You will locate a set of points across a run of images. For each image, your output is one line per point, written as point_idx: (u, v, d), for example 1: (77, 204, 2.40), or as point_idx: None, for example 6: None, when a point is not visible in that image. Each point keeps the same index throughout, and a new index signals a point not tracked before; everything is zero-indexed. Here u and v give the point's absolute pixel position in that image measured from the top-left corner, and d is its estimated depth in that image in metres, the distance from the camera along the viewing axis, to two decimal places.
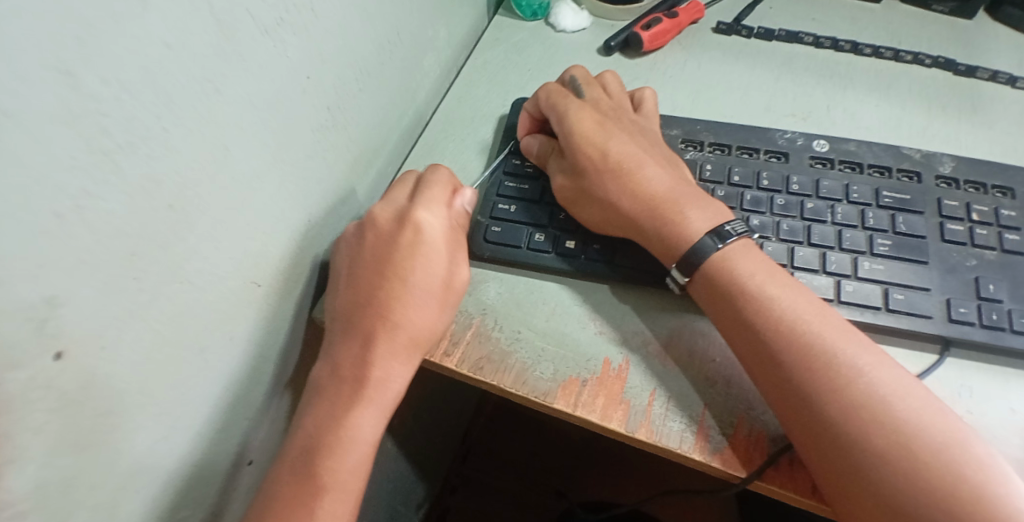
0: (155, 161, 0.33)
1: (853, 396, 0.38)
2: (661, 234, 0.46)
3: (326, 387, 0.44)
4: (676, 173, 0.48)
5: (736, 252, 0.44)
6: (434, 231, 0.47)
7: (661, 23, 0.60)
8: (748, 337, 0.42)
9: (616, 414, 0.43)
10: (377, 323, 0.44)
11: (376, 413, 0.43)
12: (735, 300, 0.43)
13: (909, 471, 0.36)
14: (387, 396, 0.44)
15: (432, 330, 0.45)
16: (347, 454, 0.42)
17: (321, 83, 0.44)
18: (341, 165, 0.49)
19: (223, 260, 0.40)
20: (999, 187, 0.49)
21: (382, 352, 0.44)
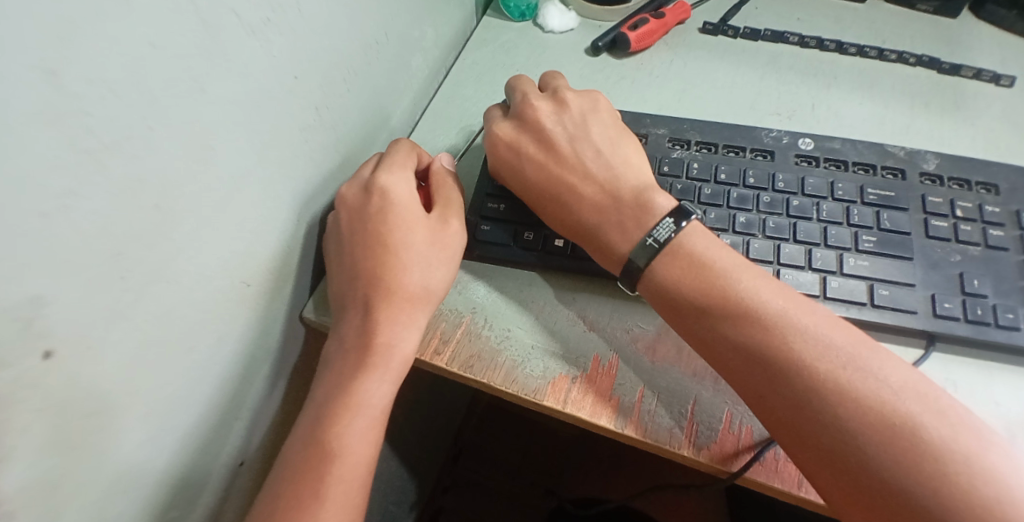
0: (141, 161, 0.33)
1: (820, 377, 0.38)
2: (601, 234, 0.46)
3: (334, 360, 0.44)
4: (607, 165, 0.48)
5: (695, 238, 0.44)
6: (401, 193, 0.47)
7: (647, 23, 0.60)
8: (710, 327, 0.41)
9: (605, 411, 0.43)
10: (380, 289, 0.45)
11: (385, 378, 0.43)
12: (694, 289, 0.42)
13: (885, 446, 0.36)
14: (395, 360, 0.43)
15: (429, 288, 0.45)
16: (355, 416, 0.42)
17: (308, 82, 0.44)
18: (329, 165, 0.49)
19: (211, 259, 0.40)
20: (983, 183, 0.49)
21: (381, 316, 0.44)
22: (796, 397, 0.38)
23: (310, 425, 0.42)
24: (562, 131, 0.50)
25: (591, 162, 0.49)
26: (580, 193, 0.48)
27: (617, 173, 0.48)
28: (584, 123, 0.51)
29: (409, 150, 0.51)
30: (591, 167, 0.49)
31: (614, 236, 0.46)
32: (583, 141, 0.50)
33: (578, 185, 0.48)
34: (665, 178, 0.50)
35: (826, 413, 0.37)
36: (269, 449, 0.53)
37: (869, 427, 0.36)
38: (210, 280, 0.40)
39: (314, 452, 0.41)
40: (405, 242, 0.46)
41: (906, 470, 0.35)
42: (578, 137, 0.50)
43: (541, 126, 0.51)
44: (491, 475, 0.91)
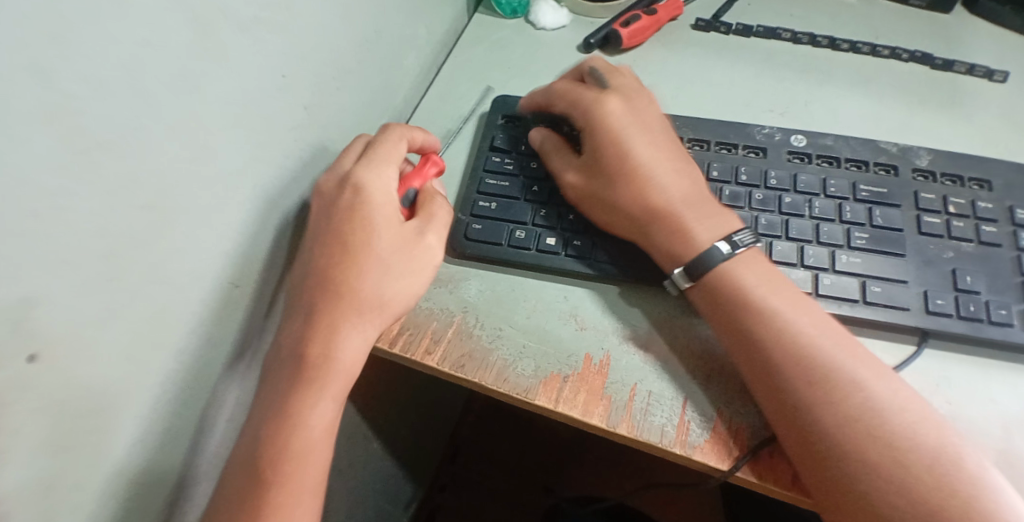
0: (130, 162, 0.33)
1: (844, 410, 0.39)
2: (669, 234, 0.46)
3: (279, 367, 0.43)
4: (687, 175, 0.48)
5: (739, 263, 0.44)
6: (373, 192, 0.45)
7: (639, 20, 0.60)
8: (746, 350, 0.42)
9: (598, 409, 0.43)
10: (331, 297, 0.43)
11: (327, 395, 0.42)
12: (730, 312, 0.43)
13: (894, 484, 0.37)
14: (338, 376, 0.42)
15: (382, 301, 0.44)
16: (297, 437, 0.41)
17: (298, 81, 0.44)
18: (319, 165, 0.49)
19: (200, 260, 0.39)
20: (977, 179, 0.49)
21: (329, 327, 0.42)
22: (813, 427, 0.39)
23: (252, 439, 0.41)
24: (626, 129, 0.49)
25: (651, 163, 0.48)
26: (643, 192, 0.47)
27: (693, 183, 0.48)
28: (649, 127, 0.50)
29: (398, 142, 0.48)
30: (665, 168, 0.48)
31: (670, 239, 0.46)
32: (647, 141, 0.49)
33: (640, 184, 0.47)
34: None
35: (840, 446, 0.38)
36: None
37: (880, 465, 0.37)
38: (200, 282, 0.40)
39: (260, 469, 0.40)
40: (366, 249, 0.44)
41: (913, 510, 0.36)
42: (658, 138, 0.49)
43: (607, 123, 0.50)
44: (487, 474, 0.90)
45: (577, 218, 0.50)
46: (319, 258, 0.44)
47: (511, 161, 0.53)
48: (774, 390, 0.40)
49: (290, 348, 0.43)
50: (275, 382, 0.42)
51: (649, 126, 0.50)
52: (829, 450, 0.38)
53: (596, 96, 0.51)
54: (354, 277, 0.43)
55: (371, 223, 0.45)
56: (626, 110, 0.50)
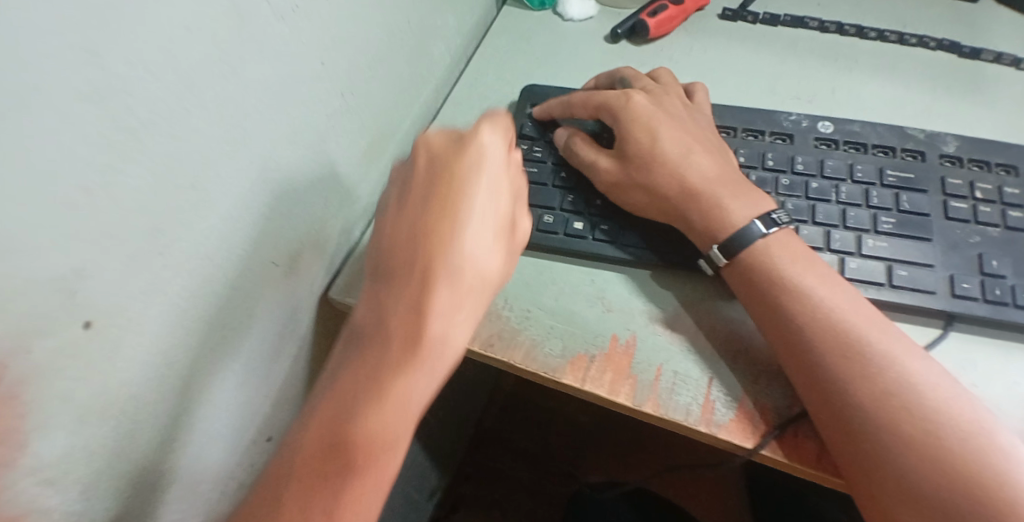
0: (177, 141, 0.35)
1: (878, 388, 0.39)
2: (703, 217, 0.46)
3: (371, 338, 0.38)
4: (720, 161, 0.48)
5: (773, 242, 0.45)
6: (496, 150, 0.42)
7: (666, 9, 0.60)
8: (778, 330, 0.43)
9: (624, 388, 0.44)
10: (441, 273, 0.39)
11: (431, 376, 0.38)
12: (766, 293, 0.44)
13: (929, 461, 0.37)
14: (444, 357, 0.38)
15: (494, 275, 0.41)
16: (396, 405, 0.37)
17: (334, 68, 0.45)
18: (353, 149, 0.50)
19: (242, 238, 0.41)
20: (1004, 164, 0.49)
21: (443, 299, 0.39)
22: (846, 404, 0.39)
23: (327, 419, 0.36)
24: (658, 123, 0.50)
25: (684, 152, 0.48)
26: (677, 177, 0.47)
27: (724, 170, 0.48)
28: (678, 117, 0.50)
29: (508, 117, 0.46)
30: (697, 155, 0.48)
31: (703, 219, 0.46)
32: (678, 133, 0.49)
33: (674, 168, 0.48)
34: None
35: (874, 423, 0.39)
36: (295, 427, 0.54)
37: (913, 441, 0.38)
38: (241, 259, 0.41)
39: (348, 443, 0.36)
40: (488, 211, 0.41)
41: (949, 485, 0.37)
42: (689, 129, 0.50)
43: (636, 114, 0.50)
44: (511, 465, 0.91)
45: (603, 203, 0.51)
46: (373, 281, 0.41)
47: (539, 148, 0.54)
48: (806, 369, 0.41)
49: (320, 419, 0.36)
50: (343, 389, 0.37)
51: (680, 117, 0.51)
52: (862, 426, 0.39)
53: (624, 94, 0.51)
54: (457, 285, 0.39)
55: (489, 197, 0.41)
56: (657, 105, 0.51)
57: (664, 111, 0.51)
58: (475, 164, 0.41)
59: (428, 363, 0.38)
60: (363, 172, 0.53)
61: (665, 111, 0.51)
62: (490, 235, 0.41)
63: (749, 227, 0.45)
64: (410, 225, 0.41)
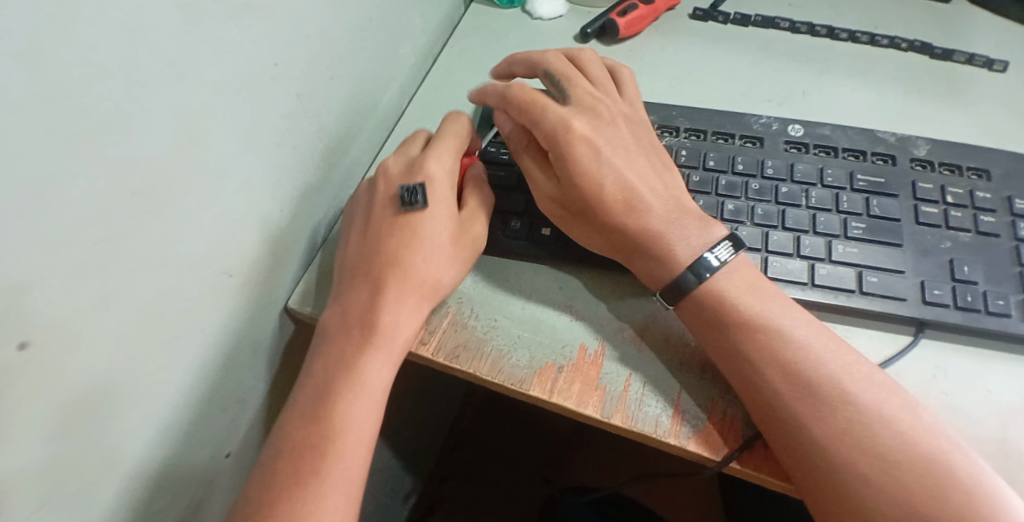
0: (120, 149, 0.33)
1: (843, 419, 0.38)
2: (653, 261, 0.44)
3: (335, 338, 0.44)
4: (667, 187, 0.46)
5: (725, 274, 0.43)
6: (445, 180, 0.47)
7: (637, 9, 0.59)
8: (734, 367, 0.41)
9: (592, 399, 0.43)
10: (393, 272, 0.44)
11: (386, 362, 0.43)
12: (719, 334, 0.42)
13: (902, 488, 0.36)
14: (396, 345, 0.43)
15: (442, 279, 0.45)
16: (357, 398, 0.41)
17: (290, 69, 0.44)
18: (313, 154, 0.49)
19: (191, 249, 0.39)
20: (975, 168, 0.48)
21: (392, 299, 0.44)
22: (812, 438, 0.38)
23: (303, 411, 0.41)
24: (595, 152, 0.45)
25: (630, 185, 0.45)
26: (626, 217, 0.44)
27: (674, 199, 0.45)
28: (619, 136, 0.46)
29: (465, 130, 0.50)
30: (643, 187, 0.45)
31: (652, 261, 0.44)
32: (619, 164, 0.45)
33: (623, 207, 0.44)
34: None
35: (839, 453, 0.37)
36: (255, 441, 0.53)
37: (885, 466, 0.37)
38: (191, 272, 0.40)
39: (321, 422, 0.40)
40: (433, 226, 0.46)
41: (924, 509, 0.35)
42: (631, 151, 0.46)
43: (575, 141, 0.45)
44: (488, 467, 0.90)
45: None
46: (352, 264, 0.46)
47: (505, 151, 0.53)
48: (764, 405, 0.40)
49: (297, 416, 0.41)
50: (320, 381, 0.42)
51: (619, 137, 0.47)
52: (830, 458, 0.37)
53: (562, 117, 0.45)
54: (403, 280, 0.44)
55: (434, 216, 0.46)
56: (591, 127, 0.46)
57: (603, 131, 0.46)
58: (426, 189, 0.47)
59: (382, 350, 0.43)
60: (325, 178, 0.51)
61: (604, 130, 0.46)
62: (445, 250, 0.46)
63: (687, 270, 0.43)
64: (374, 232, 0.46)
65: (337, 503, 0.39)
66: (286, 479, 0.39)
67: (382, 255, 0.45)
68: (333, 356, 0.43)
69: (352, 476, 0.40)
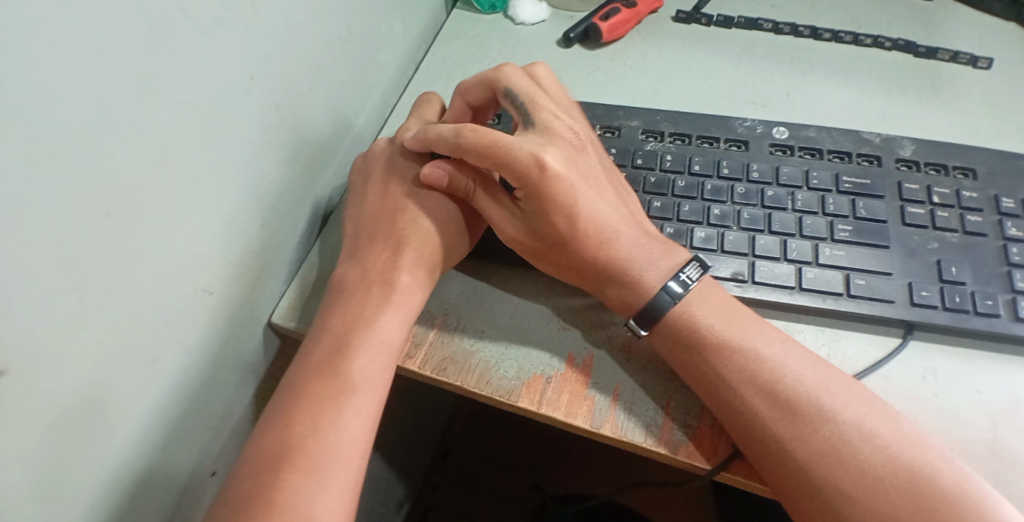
0: (90, 169, 0.32)
1: (825, 441, 0.38)
2: (622, 295, 0.44)
3: (353, 297, 0.45)
4: (634, 218, 0.45)
5: (694, 298, 0.43)
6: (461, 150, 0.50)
7: (619, 13, 0.59)
8: (712, 394, 0.41)
9: (581, 410, 0.43)
10: (415, 234, 0.47)
11: (403, 319, 0.44)
12: (706, 350, 0.41)
13: (888, 502, 0.36)
14: (414, 303, 0.45)
15: (459, 244, 0.48)
16: (375, 351, 0.43)
17: (266, 81, 0.43)
18: (292, 166, 0.48)
19: (168, 267, 0.38)
20: (961, 168, 0.48)
21: (413, 258, 0.46)
22: (795, 462, 0.38)
23: (318, 365, 0.42)
24: (566, 190, 0.43)
25: (600, 220, 0.44)
26: (600, 252, 0.44)
27: (639, 228, 0.45)
28: (590, 168, 0.45)
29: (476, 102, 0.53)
30: (615, 222, 0.44)
31: (624, 291, 0.44)
32: (588, 199, 0.44)
33: (599, 245, 0.44)
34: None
35: (824, 473, 0.37)
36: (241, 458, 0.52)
37: (872, 480, 0.36)
38: (168, 290, 0.39)
39: (337, 375, 0.41)
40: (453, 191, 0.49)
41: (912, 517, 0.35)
42: (601, 185, 0.45)
43: (552, 181, 0.43)
44: (479, 473, 0.90)
45: None
46: (370, 228, 0.48)
47: None
48: (745, 431, 0.39)
49: (309, 372, 0.42)
50: (336, 334, 0.43)
51: (589, 169, 0.45)
52: (816, 479, 0.37)
53: (538, 154, 0.42)
54: (424, 240, 0.47)
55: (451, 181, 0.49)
56: (565, 160, 0.44)
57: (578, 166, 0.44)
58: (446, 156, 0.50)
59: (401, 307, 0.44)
60: (305, 189, 0.50)
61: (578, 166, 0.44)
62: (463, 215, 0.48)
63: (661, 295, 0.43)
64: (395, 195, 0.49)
65: (347, 448, 0.39)
66: (297, 436, 0.39)
67: (404, 218, 0.48)
68: (351, 311, 0.44)
69: (362, 424, 0.41)
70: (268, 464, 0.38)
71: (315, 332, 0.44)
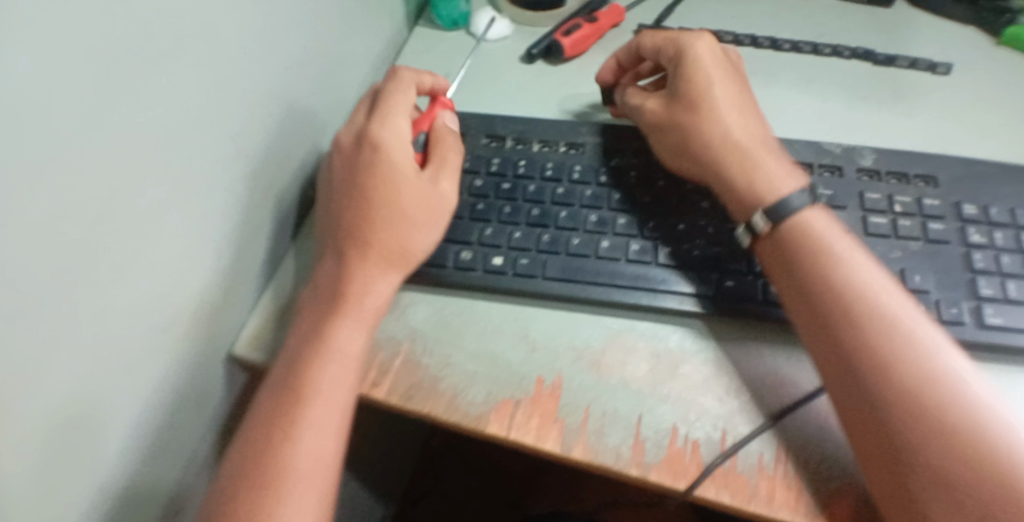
0: (39, 207, 0.30)
1: (911, 370, 0.38)
2: (734, 179, 0.47)
3: (312, 310, 0.45)
4: (755, 121, 0.49)
5: (818, 214, 0.44)
6: (395, 147, 0.48)
7: (581, 28, 0.59)
8: (804, 303, 0.42)
9: (551, 434, 0.42)
10: (359, 242, 0.46)
11: (358, 326, 0.44)
12: (802, 258, 0.43)
13: (947, 448, 0.36)
14: (368, 308, 0.44)
15: (410, 243, 0.46)
16: (330, 364, 0.42)
17: (222, 107, 0.41)
18: (250, 193, 0.46)
19: (128, 305, 0.37)
20: (922, 176, 0.48)
21: (360, 267, 0.45)
22: (869, 384, 0.38)
23: (279, 384, 0.42)
24: (703, 74, 0.49)
25: (718, 105, 0.49)
26: (713, 132, 0.48)
27: (752, 139, 0.48)
28: (729, 74, 0.50)
29: (410, 90, 0.51)
30: (732, 116, 0.48)
31: (743, 178, 0.46)
32: (718, 85, 0.49)
33: (712, 124, 0.48)
34: (576, 186, 0.50)
35: (895, 406, 0.37)
36: None
37: (932, 424, 0.36)
38: (129, 329, 0.37)
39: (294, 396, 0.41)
40: (390, 191, 0.47)
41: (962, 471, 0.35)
42: (727, 86, 0.50)
43: (701, 66, 0.50)
44: (461, 490, 0.90)
45: (523, 235, 0.48)
46: (327, 241, 0.47)
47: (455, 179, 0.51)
48: (834, 351, 0.40)
49: (273, 392, 0.42)
50: (292, 356, 0.43)
51: (738, 79, 0.51)
52: (884, 413, 0.37)
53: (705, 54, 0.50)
54: (372, 245, 0.45)
55: (388, 182, 0.47)
56: (726, 70, 0.50)
57: (727, 69, 0.50)
58: (375, 161, 0.47)
59: (350, 315, 0.44)
60: (264, 216, 0.49)
61: (727, 69, 0.50)
62: (410, 214, 0.46)
63: (786, 195, 0.45)
64: (340, 205, 0.47)
65: (311, 464, 0.39)
66: (255, 464, 0.39)
67: (348, 228, 0.46)
68: (309, 326, 0.44)
69: (327, 438, 0.40)
70: (236, 489, 0.38)
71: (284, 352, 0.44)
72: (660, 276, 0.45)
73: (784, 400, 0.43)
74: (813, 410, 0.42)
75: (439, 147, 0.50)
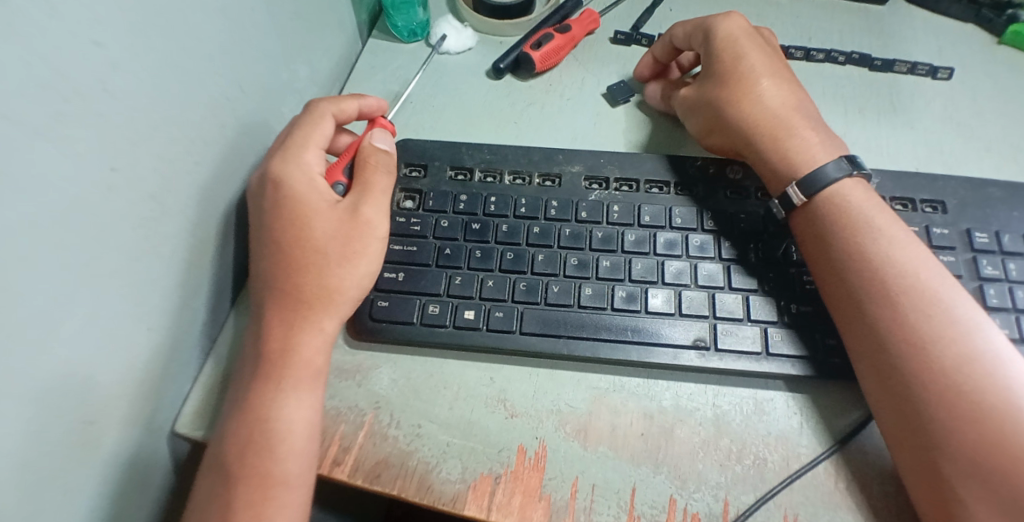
0: None
1: (948, 356, 0.36)
2: (765, 155, 0.44)
3: (246, 377, 0.40)
4: (795, 96, 0.46)
5: (856, 187, 0.42)
6: (310, 183, 0.43)
7: (553, 39, 0.53)
8: (836, 282, 0.40)
9: (536, 513, 0.38)
10: (290, 295, 0.40)
11: (299, 392, 0.39)
12: (833, 243, 0.41)
13: (982, 434, 0.35)
14: (307, 370, 0.40)
15: (343, 290, 0.41)
16: (277, 446, 0.38)
17: (137, 166, 0.34)
18: (185, 253, 0.40)
19: (16, 427, 0.31)
20: (929, 201, 0.44)
21: (295, 327, 0.40)
22: (903, 382, 0.37)
23: (220, 470, 0.37)
24: (734, 51, 0.47)
25: (753, 81, 0.46)
26: (747, 107, 0.45)
27: (787, 111, 0.45)
28: (766, 52, 0.47)
29: (330, 112, 0.45)
30: (768, 89, 0.46)
31: (779, 154, 0.44)
32: (753, 59, 0.47)
33: (746, 100, 0.46)
34: (554, 224, 0.44)
35: (930, 397, 0.36)
36: None
37: (969, 413, 0.35)
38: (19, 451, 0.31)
39: (236, 489, 0.37)
40: (317, 235, 0.41)
41: (999, 459, 0.34)
42: (764, 60, 0.47)
43: (730, 41, 0.47)
44: None
45: (498, 283, 0.43)
46: (258, 295, 0.41)
47: (417, 219, 0.45)
48: (866, 335, 0.38)
49: (218, 474, 0.37)
50: (229, 436, 0.38)
51: (773, 55, 0.48)
52: (918, 404, 0.36)
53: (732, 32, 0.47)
54: (301, 299, 0.40)
55: (310, 225, 0.41)
56: (761, 46, 0.48)
57: (760, 45, 0.48)
58: (293, 203, 0.42)
59: (286, 380, 0.39)
60: (205, 275, 0.42)
61: (761, 45, 0.48)
62: (342, 260, 0.41)
63: (822, 166, 0.43)
64: (264, 253, 0.41)
65: None
66: None
67: (275, 283, 0.41)
68: (244, 396, 0.39)
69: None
70: None
71: (222, 428, 0.39)
72: (651, 329, 0.41)
73: (793, 465, 0.38)
74: (820, 473, 0.38)
75: (363, 170, 0.44)
